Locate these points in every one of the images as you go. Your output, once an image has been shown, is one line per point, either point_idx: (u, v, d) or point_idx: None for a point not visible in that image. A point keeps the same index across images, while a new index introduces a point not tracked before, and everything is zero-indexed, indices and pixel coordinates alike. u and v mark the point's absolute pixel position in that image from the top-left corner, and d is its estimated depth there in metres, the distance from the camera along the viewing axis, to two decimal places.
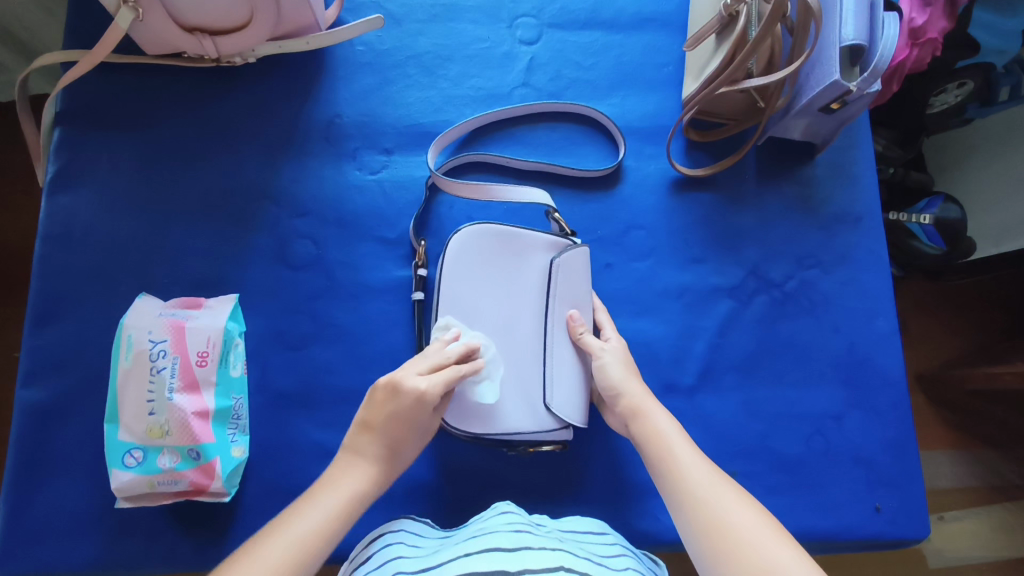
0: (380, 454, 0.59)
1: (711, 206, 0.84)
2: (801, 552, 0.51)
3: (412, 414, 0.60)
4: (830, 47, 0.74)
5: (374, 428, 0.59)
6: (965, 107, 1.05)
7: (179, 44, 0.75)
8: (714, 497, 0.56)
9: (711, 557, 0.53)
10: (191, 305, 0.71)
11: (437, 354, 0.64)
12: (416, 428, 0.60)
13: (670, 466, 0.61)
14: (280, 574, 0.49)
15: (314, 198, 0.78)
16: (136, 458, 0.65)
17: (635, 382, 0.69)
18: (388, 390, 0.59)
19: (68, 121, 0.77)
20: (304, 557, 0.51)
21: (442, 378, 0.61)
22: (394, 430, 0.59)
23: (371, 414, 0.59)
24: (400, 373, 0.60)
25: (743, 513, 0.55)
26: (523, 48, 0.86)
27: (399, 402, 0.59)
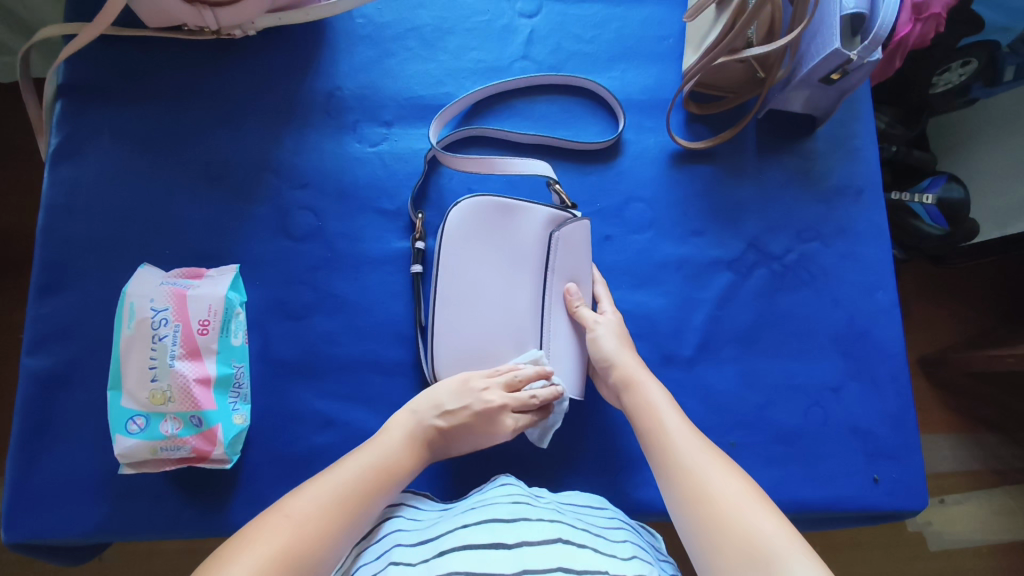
0: (433, 443, 0.64)
1: (710, 179, 0.84)
2: (781, 517, 0.52)
3: (476, 433, 0.66)
4: (830, 16, 0.73)
5: (446, 426, 0.65)
6: (969, 88, 1.05)
7: (179, 15, 0.75)
8: (700, 465, 0.57)
9: (693, 521, 0.54)
10: (193, 275, 0.72)
11: (529, 390, 0.68)
12: (471, 442, 0.66)
13: (659, 437, 0.62)
14: (333, 502, 0.54)
15: (314, 170, 0.78)
16: (138, 424, 0.66)
17: (628, 353, 0.70)
18: (476, 409, 0.65)
19: (70, 94, 0.77)
20: (344, 515, 0.54)
21: (516, 422, 0.67)
22: (460, 437, 0.65)
23: (451, 409, 0.65)
24: (494, 398, 0.66)
25: (727, 483, 0.55)
26: (523, 21, 0.86)
27: (481, 417, 0.65)
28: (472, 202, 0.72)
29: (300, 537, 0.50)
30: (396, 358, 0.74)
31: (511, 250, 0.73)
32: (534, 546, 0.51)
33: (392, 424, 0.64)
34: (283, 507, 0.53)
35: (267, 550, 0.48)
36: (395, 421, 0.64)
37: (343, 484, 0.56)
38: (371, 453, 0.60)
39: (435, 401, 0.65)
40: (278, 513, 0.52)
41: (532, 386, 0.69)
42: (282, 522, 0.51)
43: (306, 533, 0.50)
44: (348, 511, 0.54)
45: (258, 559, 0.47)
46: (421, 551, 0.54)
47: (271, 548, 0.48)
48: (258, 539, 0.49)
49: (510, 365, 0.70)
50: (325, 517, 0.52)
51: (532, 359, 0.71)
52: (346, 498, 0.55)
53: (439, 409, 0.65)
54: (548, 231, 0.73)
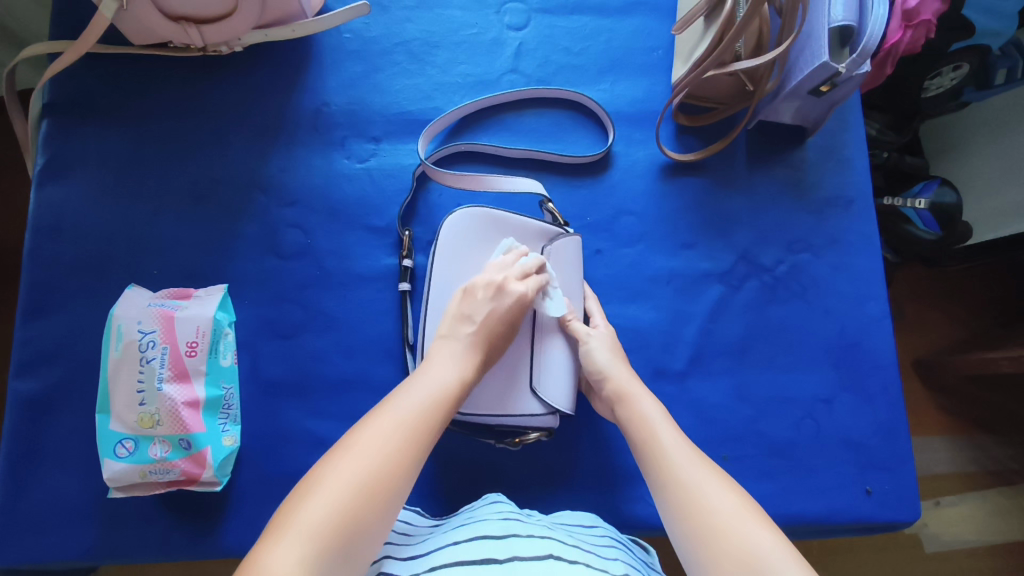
0: (477, 346, 0.61)
1: (701, 191, 0.84)
2: (779, 533, 0.51)
3: (506, 316, 0.63)
4: (818, 28, 0.73)
5: (473, 322, 0.62)
6: (961, 91, 1.05)
7: (165, 32, 0.74)
8: (696, 480, 0.57)
9: (692, 538, 0.53)
10: (180, 295, 0.72)
11: (520, 264, 0.68)
12: (510, 329, 0.64)
13: (654, 450, 0.61)
14: (401, 429, 0.50)
15: (303, 187, 0.78)
16: (127, 448, 0.65)
17: (622, 366, 0.70)
18: (491, 297, 0.63)
19: (56, 113, 0.77)
20: (414, 440, 0.49)
21: (527, 286, 0.66)
22: (496, 325, 0.63)
23: (471, 310, 0.63)
24: (493, 278, 0.65)
25: (724, 497, 0.54)
26: (511, 34, 0.86)
27: (502, 301, 0.63)
28: (465, 214, 0.72)
29: (374, 475, 0.45)
30: (387, 376, 0.73)
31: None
32: (523, 561, 0.51)
33: (431, 353, 0.60)
34: (351, 436, 0.48)
35: (350, 479, 0.45)
36: (435, 346, 0.61)
37: (409, 408, 0.52)
38: (424, 378, 0.56)
39: (457, 315, 0.63)
40: (342, 448, 0.47)
41: (521, 262, 0.68)
42: (355, 455, 0.46)
43: (382, 471, 0.46)
44: (418, 434, 0.50)
45: (335, 499, 0.43)
46: (411, 565, 0.55)
47: (350, 477, 0.45)
48: (331, 477, 0.45)
49: (492, 261, 0.69)
50: (401, 442, 0.49)
51: (507, 247, 0.70)
52: (412, 425, 0.50)
53: (462, 317, 0.62)
54: (541, 246, 0.74)
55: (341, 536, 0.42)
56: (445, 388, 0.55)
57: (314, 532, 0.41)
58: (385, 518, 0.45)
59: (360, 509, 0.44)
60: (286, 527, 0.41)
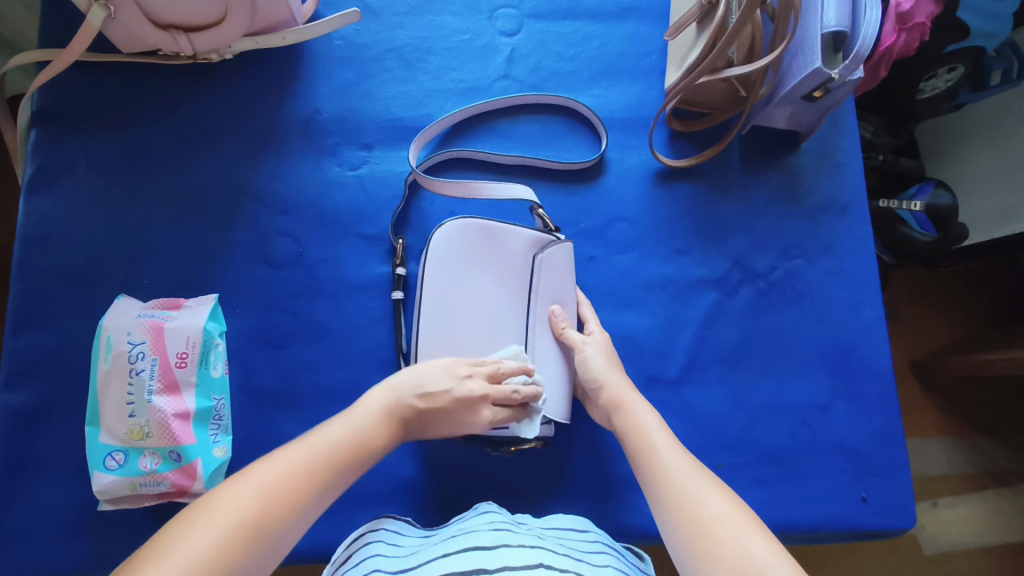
0: (409, 422, 0.62)
1: (695, 197, 0.83)
2: (774, 539, 0.51)
3: (454, 420, 0.64)
4: (811, 34, 0.73)
5: (422, 407, 0.62)
6: (955, 93, 1.05)
7: (153, 40, 0.74)
8: (691, 487, 0.56)
9: (686, 546, 0.52)
10: (170, 305, 0.71)
11: (510, 381, 0.68)
12: (446, 428, 0.65)
13: (649, 458, 0.61)
14: (304, 472, 0.51)
15: (294, 195, 0.78)
16: (117, 460, 0.65)
17: (617, 374, 0.70)
18: (458, 396, 0.64)
19: (45, 122, 0.76)
20: (312, 485, 0.51)
21: (496, 414, 0.66)
22: (440, 423, 0.64)
23: (433, 390, 0.63)
24: (477, 387, 0.65)
25: (719, 504, 0.54)
26: (503, 40, 0.85)
27: (461, 412, 0.64)
28: (456, 224, 0.71)
29: (259, 512, 0.47)
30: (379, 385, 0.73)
31: (497, 272, 0.72)
32: (514, 571, 0.50)
33: (367, 396, 0.61)
34: (250, 472, 0.50)
35: (233, 516, 0.46)
36: (370, 394, 0.62)
37: (319, 451, 0.53)
38: (348, 422, 0.57)
39: (417, 381, 0.63)
40: (243, 480, 0.48)
41: (511, 380, 0.68)
42: (249, 492, 0.48)
43: (270, 509, 0.47)
44: (317, 481, 0.51)
45: (216, 531, 0.45)
46: None
47: (235, 514, 0.46)
48: (218, 507, 0.46)
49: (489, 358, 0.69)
50: (299, 485, 0.50)
51: (520, 362, 0.69)
52: (311, 468, 0.52)
53: (419, 389, 0.63)
54: (533, 253, 0.73)
55: (218, 569, 0.43)
56: (364, 436, 0.57)
57: (192, 563, 0.42)
58: (262, 557, 0.46)
59: (237, 551, 0.44)
60: (166, 553, 0.42)
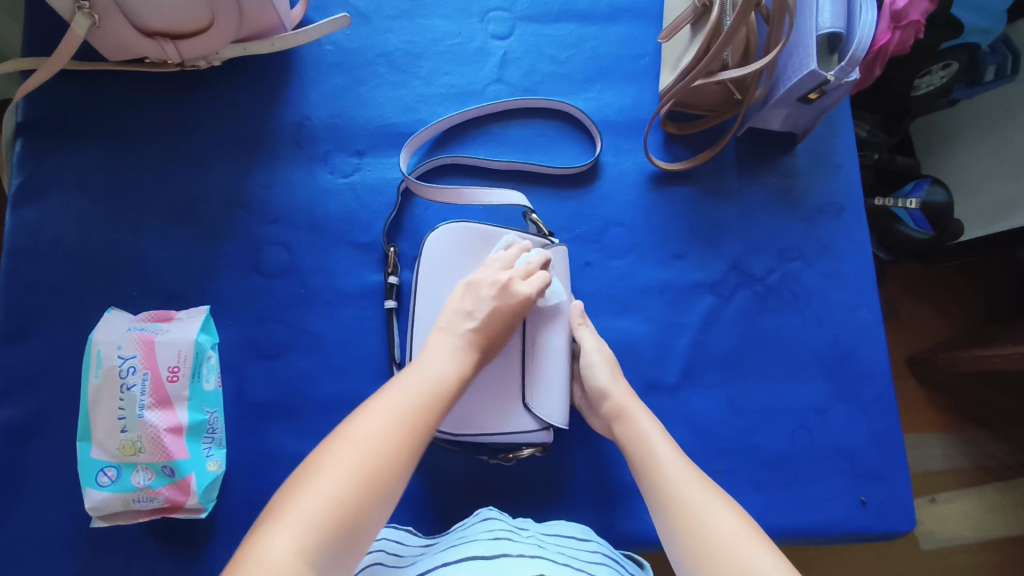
0: (473, 345, 0.60)
1: (690, 201, 0.83)
2: (780, 553, 0.50)
3: (509, 316, 0.62)
4: (806, 36, 0.72)
5: (476, 324, 0.60)
6: (951, 89, 1.03)
7: (140, 48, 0.73)
8: (695, 500, 0.55)
9: (690, 561, 0.52)
10: (161, 318, 0.70)
11: (523, 261, 0.67)
12: (506, 329, 0.62)
13: (652, 469, 0.60)
14: (399, 417, 0.49)
15: (285, 204, 0.77)
16: (109, 476, 0.64)
17: (621, 384, 0.68)
18: (494, 294, 0.62)
19: (31, 132, 0.75)
20: (411, 429, 0.49)
21: (530, 286, 0.64)
22: (497, 329, 0.61)
23: (475, 308, 0.61)
24: (502, 276, 0.64)
25: (722, 517, 0.53)
26: (495, 43, 0.84)
27: (503, 306, 0.62)
28: (455, 228, 0.70)
29: (372, 459, 0.45)
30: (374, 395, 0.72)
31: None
32: None
33: (428, 347, 0.59)
34: (345, 429, 0.48)
35: (342, 472, 0.44)
36: (431, 341, 0.59)
37: (403, 396, 0.51)
38: (420, 371, 0.55)
39: (458, 311, 0.62)
40: (341, 435, 0.47)
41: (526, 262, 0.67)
42: (353, 446, 0.46)
43: (379, 454, 0.46)
44: (415, 427, 0.49)
45: (336, 483, 0.43)
46: None
47: (348, 466, 0.44)
48: (335, 458, 0.45)
49: (494, 256, 0.68)
50: (400, 430, 0.48)
51: (517, 245, 0.69)
52: (408, 413, 0.50)
53: (462, 314, 0.61)
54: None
55: (345, 523, 0.42)
56: (445, 377, 0.55)
57: (314, 518, 0.41)
58: (382, 506, 0.45)
59: (359, 503, 0.43)
60: (291, 509, 0.41)
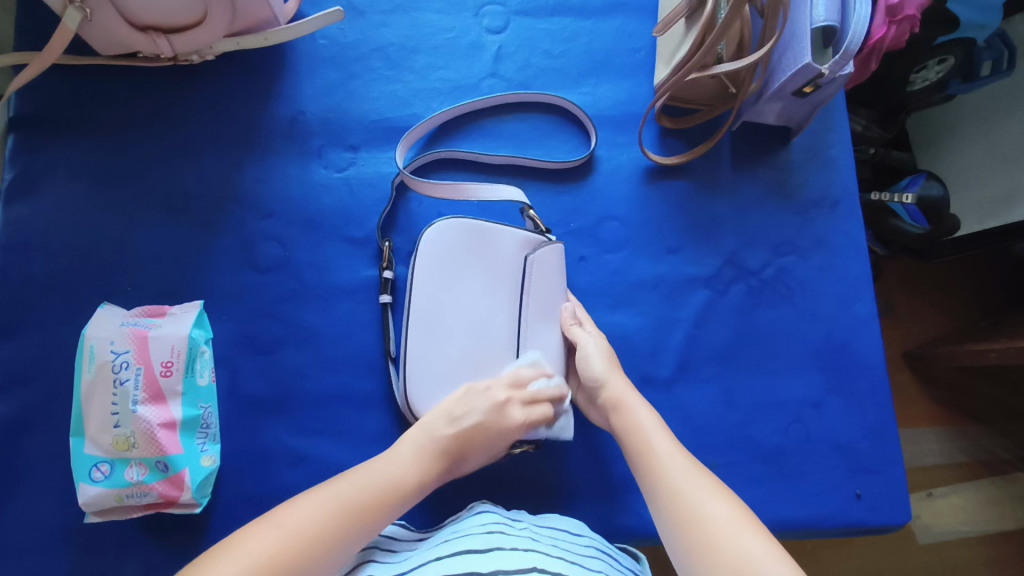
0: (447, 452, 0.60)
1: (685, 195, 0.83)
2: (772, 540, 0.51)
3: (490, 436, 0.62)
4: (801, 29, 0.72)
5: (458, 433, 0.61)
6: (947, 84, 1.03)
7: (132, 43, 0.73)
8: (689, 489, 0.56)
9: (684, 549, 0.52)
10: (155, 313, 0.70)
11: (534, 386, 0.67)
12: (484, 449, 0.63)
13: (647, 460, 0.60)
14: (333, 512, 0.51)
15: (279, 198, 0.76)
16: (103, 471, 0.64)
17: (617, 375, 0.68)
18: (488, 411, 0.63)
19: (23, 128, 0.75)
20: (345, 524, 0.51)
21: (526, 416, 0.64)
22: (474, 442, 0.62)
23: (460, 414, 0.62)
24: (500, 393, 0.64)
25: (716, 506, 0.54)
26: (490, 37, 0.84)
27: (490, 426, 0.62)
28: (448, 224, 0.70)
29: (299, 538, 0.48)
30: (368, 390, 0.72)
31: (490, 271, 0.70)
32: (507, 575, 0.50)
33: (402, 441, 0.61)
34: (279, 515, 0.50)
35: (257, 553, 0.46)
36: (407, 436, 0.61)
37: (348, 489, 0.54)
38: (382, 467, 0.57)
39: (445, 412, 0.62)
40: (268, 520, 0.49)
41: (535, 387, 0.67)
42: (274, 533, 0.48)
43: (308, 537, 0.49)
44: (354, 522, 0.52)
45: (242, 564, 0.45)
46: None
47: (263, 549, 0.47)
48: (244, 543, 0.47)
49: (510, 367, 0.68)
50: (332, 523, 0.50)
51: (533, 363, 0.68)
52: (348, 501, 0.52)
53: (449, 417, 0.62)
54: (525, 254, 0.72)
55: None
56: (401, 480, 0.57)
57: None
58: None
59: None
60: None
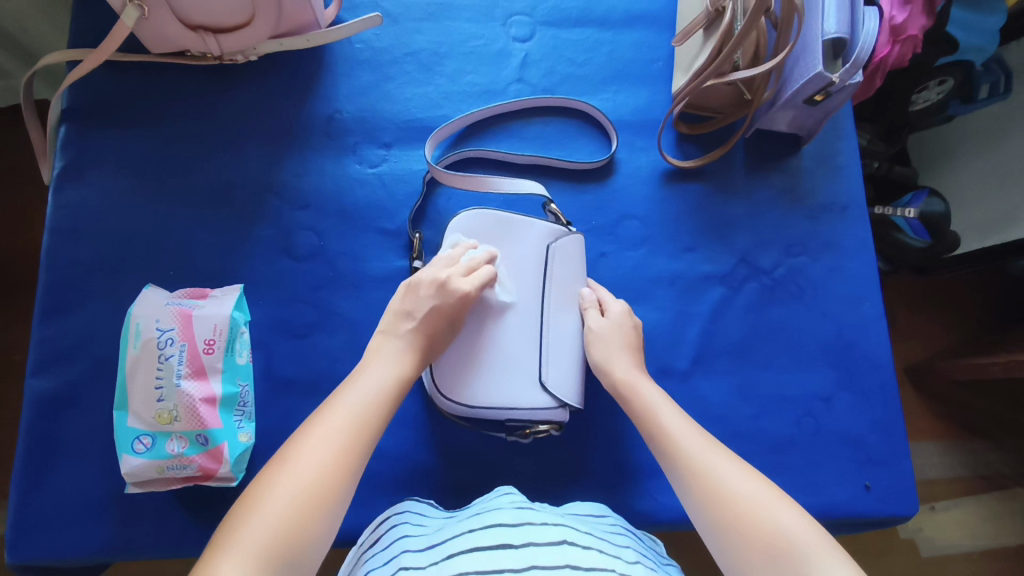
0: (415, 344, 0.63)
1: (701, 197, 0.87)
2: (800, 510, 0.53)
3: (447, 311, 0.64)
4: (812, 42, 0.76)
5: (416, 319, 0.63)
6: (947, 105, 1.09)
7: (182, 41, 0.77)
8: (714, 468, 0.58)
9: (716, 529, 0.54)
10: (197, 295, 0.73)
11: (467, 259, 0.69)
12: (446, 322, 0.65)
13: (668, 443, 0.62)
14: (344, 434, 0.53)
15: (315, 191, 0.80)
16: (145, 443, 0.66)
17: (623, 359, 0.69)
18: (431, 290, 0.64)
19: (74, 119, 0.79)
20: (357, 437, 0.54)
21: (472, 283, 0.66)
22: (435, 321, 0.64)
23: (412, 306, 0.64)
24: (441, 274, 0.66)
25: (742, 482, 0.56)
26: (517, 46, 0.89)
27: (435, 295, 0.64)
28: (476, 214, 0.74)
29: (319, 483, 0.50)
30: None
31: (513, 259, 0.74)
32: (540, 548, 0.52)
33: (372, 351, 0.62)
34: (288, 453, 0.52)
35: (291, 493, 0.49)
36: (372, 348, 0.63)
37: (349, 414, 0.55)
38: (368, 378, 0.59)
39: (398, 314, 0.64)
40: (287, 460, 0.51)
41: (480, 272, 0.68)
42: (297, 470, 0.50)
43: (324, 476, 0.50)
44: (362, 437, 0.54)
45: (278, 512, 0.47)
46: (428, 556, 0.54)
47: (295, 489, 0.49)
48: (274, 492, 0.49)
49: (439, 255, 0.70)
50: (345, 442, 0.53)
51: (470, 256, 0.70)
52: (355, 423, 0.55)
53: (402, 315, 0.64)
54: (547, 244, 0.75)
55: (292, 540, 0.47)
56: (388, 387, 0.59)
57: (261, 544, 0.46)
58: (327, 520, 0.49)
59: (300, 524, 0.48)
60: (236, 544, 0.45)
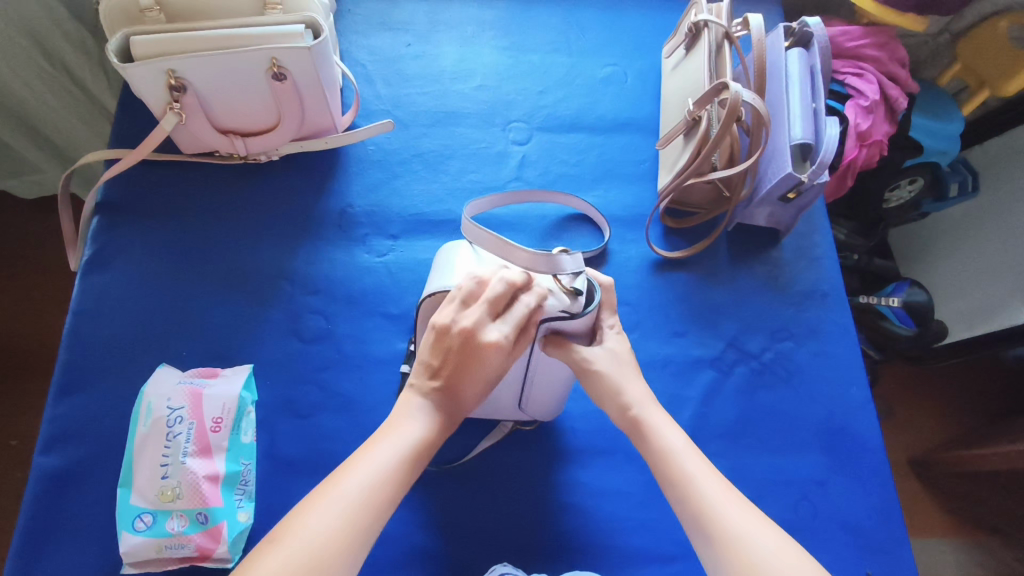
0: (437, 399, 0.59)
1: (689, 286, 0.92)
2: None
3: (470, 363, 0.58)
4: (782, 145, 0.84)
5: (449, 386, 0.59)
6: (919, 203, 1.17)
7: (212, 143, 0.86)
8: (749, 541, 0.52)
9: None
10: (208, 374, 0.76)
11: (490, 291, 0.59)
12: (472, 376, 0.59)
13: (692, 507, 0.55)
14: (350, 509, 0.50)
15: (325, 279, 0.85)
16: (146, 522, 0.67)
17: (635, 385, 0.62)
18: (460, 344, 0.58)
19: (106, 210, 0.86)
20: (358, 510, 0.50)
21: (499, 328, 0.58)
22: (462, 372, 0.58)
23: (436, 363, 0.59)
24: (465, 321, 0.58)
25: (783, 559, 0.51)
26: (515, 148, 0.97)
27: (474, 358, 0.58)
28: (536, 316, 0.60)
29: (316, 560, 0.47)
30: None
31: None
32: None
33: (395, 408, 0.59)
34: (293, 528, 0.48)
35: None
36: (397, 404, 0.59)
37: (354, 488, 0.51)
38: (389, 441, 0.55)
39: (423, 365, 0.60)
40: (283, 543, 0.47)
41: (515, 309, 0.59)
42: (298, 555, 0.46)
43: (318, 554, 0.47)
44: (375, 507, 0.51)
45: None
46: None
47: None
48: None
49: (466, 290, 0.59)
50: (350, 517, 0.49)
51: (506, 278, 0.59)
52: (372, 489, 0.52)
53: (427, 368, 0.59)
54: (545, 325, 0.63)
55: None
56: (405, 458, 0.55)
57: None
58: None
59: None
60: None
